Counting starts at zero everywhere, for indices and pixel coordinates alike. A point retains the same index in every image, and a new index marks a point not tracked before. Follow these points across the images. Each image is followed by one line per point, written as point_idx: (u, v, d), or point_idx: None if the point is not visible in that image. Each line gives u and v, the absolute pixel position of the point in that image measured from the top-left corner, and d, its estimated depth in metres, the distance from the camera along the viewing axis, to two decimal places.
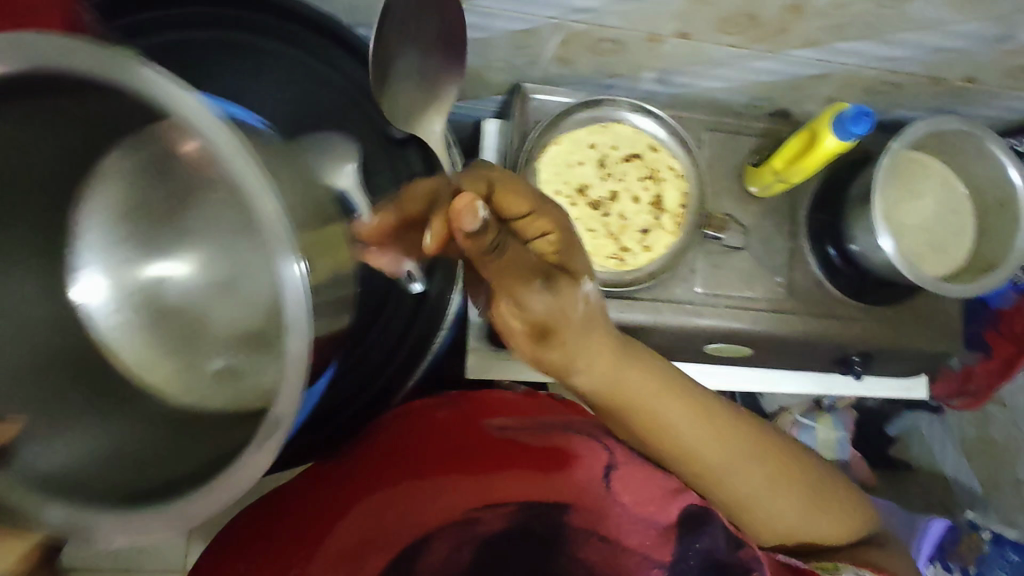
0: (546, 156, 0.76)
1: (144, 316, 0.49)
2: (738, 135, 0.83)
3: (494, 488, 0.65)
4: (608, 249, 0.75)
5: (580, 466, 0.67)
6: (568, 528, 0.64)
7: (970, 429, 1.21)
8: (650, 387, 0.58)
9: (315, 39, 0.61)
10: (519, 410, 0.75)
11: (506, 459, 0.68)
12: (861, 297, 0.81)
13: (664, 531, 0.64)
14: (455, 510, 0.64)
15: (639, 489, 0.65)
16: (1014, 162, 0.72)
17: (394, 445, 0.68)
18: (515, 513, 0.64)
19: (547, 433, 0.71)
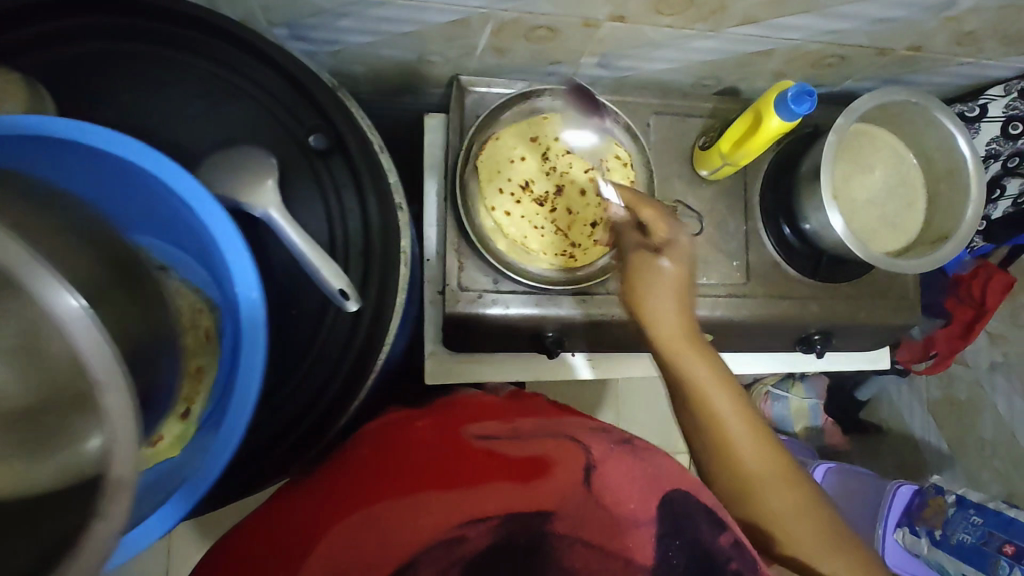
0: (486, 151, 0.73)
1: None
2: (687, 117, 0.81)
3: (487, 503, 0.49)
4: (557, 246, 0.73)
5: (557, 473, 0.52)
6: (553, 537, 0.48)
7: (936, 391, 1.22)
8: (713, 383, 0.61)
9: (219, 45, 0.56)
10: (493, 404, 0.66)
11: (471, 463, 0.52)
12: (817, 276, 0.80)
13: (668, 542, 0.50)
14: (429, 532, 0.46)
15: (637, 499, 0.52)
16: (962, 131, 0.71)
17: (348, 454, 0.56)
18: (499, 528, 0.47)
19: (523, 437, 0.57)
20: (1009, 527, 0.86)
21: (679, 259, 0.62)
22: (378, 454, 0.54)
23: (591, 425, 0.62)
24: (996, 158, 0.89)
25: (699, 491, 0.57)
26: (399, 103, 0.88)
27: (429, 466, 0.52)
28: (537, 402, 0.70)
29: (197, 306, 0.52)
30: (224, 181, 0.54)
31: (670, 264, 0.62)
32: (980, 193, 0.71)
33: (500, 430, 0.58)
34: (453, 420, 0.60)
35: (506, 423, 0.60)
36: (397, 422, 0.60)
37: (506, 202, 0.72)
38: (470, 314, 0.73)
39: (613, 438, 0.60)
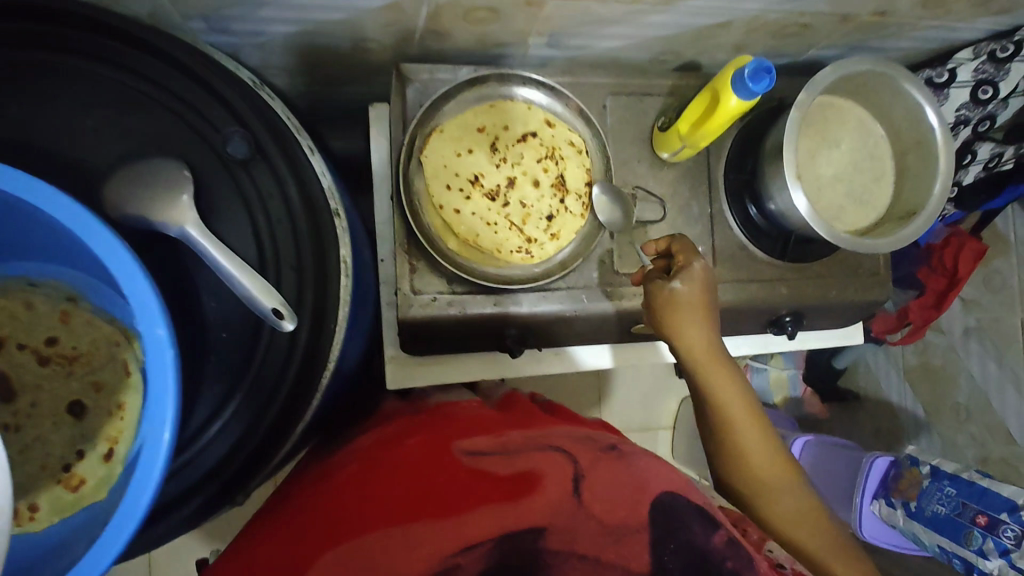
0: (432, 145, 0.68)
1: None
2: (646, 96, 0.77)
3: (472, 520, 0.45)
4: (512, 243, 0.69)
5: (546, 488, 0.48)
6: (546, 554, 0.45)
7: (912, 358, 1.20)
8: (733, 395, 0.67)
9: (134, 54, 0.53)
10: (486, 416, 0.63)
11: (458, 484, 0.48)
12: (785, 257, 0.78)
13: (663, 547, 0.47)
14: (425, 562, 0.42)
15: (627, 507, 0.48)
16: (930, 100, 0.68)
17: (334, 481, 0.52)
18: (492, 551, 0.44)
19: (512, 451, 0.53)
20: (982, 497, 0.86)
21: (693, 282, 0.65)
22: (366, 477, 0.50)
23: (579, 433, 0.59)
24: (966, 124, 0.86)
25: (687, 491, 0.53)
26: (342, 94, 0.83)
27: (419, 489, 0.48)
28: (530, 411, 0.68)
29: (112, 337, 0.48)
30: (133, 198, 0.50)
31: (682, 287, 0.65)
32: (948, 164, 0.68)
33: (487, 444, 0.54)
34: (442, 436, 0.56)
35: (495, 436, 0.56)
36: (387, 442, 0.56)
37: (455, 198, 0.68)
38: (425, 318, 0.69)
39: (602, 445, 0.57)
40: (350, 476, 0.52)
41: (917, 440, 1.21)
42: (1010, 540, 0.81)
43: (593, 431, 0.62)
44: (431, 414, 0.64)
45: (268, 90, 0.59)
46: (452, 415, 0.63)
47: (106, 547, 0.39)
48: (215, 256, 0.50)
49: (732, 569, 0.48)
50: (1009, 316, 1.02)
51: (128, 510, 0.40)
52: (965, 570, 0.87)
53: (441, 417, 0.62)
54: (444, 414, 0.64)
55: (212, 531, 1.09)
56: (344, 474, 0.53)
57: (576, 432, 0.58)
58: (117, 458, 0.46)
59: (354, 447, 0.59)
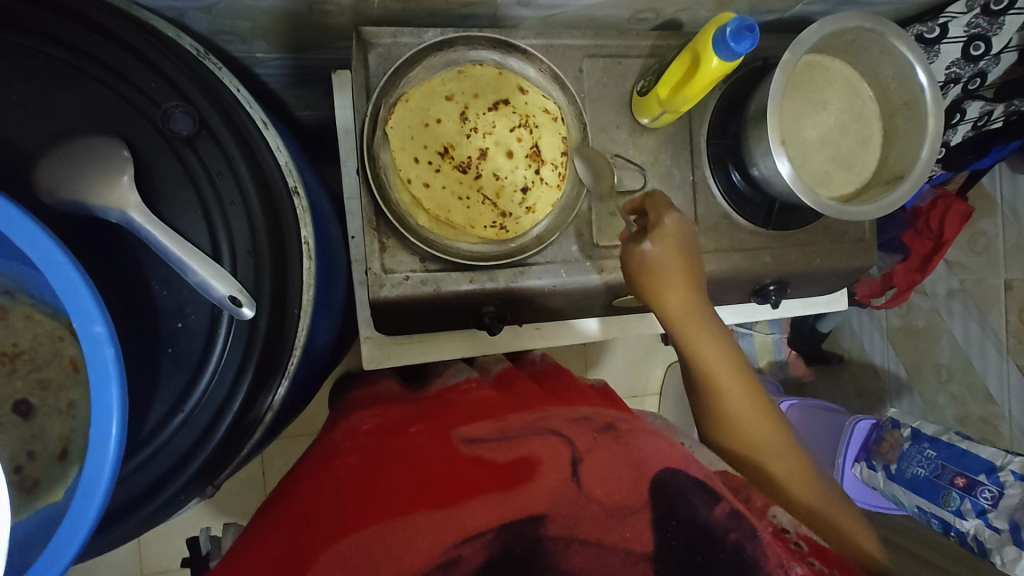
0: (398, 115, 0.64)
1: None
2: (626, 58, 0.73)
3: (458, 512, 0.42)
4: (487, 218, 0.66)
5: (544, 475, 0.45)
6: (548, 542, 0.41)
7: (896, 320, 1.20)
8: (719, 357, 0.65)
9: (66, 25, 0.49)
10: (485, 401, 0.62)
11: (454, 475, 0.46)
12: (768, 225, 0.75)
13: (665, 525, 0.43)
14: (424, 556, 0.39)
15: (628, 486, 0.45)
16: (920, 59, 0.65)
17: (333, 476, 0.51)
18: (494, 542, 0.40)
19: (510, 437, 0.51)
20: (961, 459, 0.87)
21: (665, 240, 0.63)
22: (365, 471, 0.48)
23: (575, 416, 0.56)
24: (956, 82, 0.84)
25: (688, 465, 0.50)
26: (302, 63, 0.77)
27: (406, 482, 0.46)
28: (529, 390, 0.66)
29: (55, 333, 0.45)
30: (70, 182, 0.47)
31: (652, 248, 0.63)
32: (937, 125, 0.66)
33: (488, 431, 0.53)
34: (443, 425, 0.56)
35: (495, 422, 0.55)
36: (389, 432, 0.56)
37: (424, 172, 0.64)
38: (398, 298, 0.67)
39: (597, 426, 0.54)
40: (349, 469, 0.50)
41: (898, 401, 1.22)
42: (987, 500, 0.82)
43: (589, 412, 0.58)
44: (436, 402, 0.64)
45: (214, 58, 0.55)
46: (454, 403, 0.62)
47: (59, 551, 0.38)
48: (151, 237, 0.47)
49: (737, 540, 0.43)
50: (991, 276, 1.01)
51: (74, 521, 0.38)
52: (943, 529, 0.88)
53: (444, 406, 0.62)
54: (446, 401, 0.63)
55: (197, 515, 1.08)
56: (343, 466, 0.51)
57: (568, 414, 0.56)
58: (70, 454, 0.43)
59: (354, 431, 0.59)
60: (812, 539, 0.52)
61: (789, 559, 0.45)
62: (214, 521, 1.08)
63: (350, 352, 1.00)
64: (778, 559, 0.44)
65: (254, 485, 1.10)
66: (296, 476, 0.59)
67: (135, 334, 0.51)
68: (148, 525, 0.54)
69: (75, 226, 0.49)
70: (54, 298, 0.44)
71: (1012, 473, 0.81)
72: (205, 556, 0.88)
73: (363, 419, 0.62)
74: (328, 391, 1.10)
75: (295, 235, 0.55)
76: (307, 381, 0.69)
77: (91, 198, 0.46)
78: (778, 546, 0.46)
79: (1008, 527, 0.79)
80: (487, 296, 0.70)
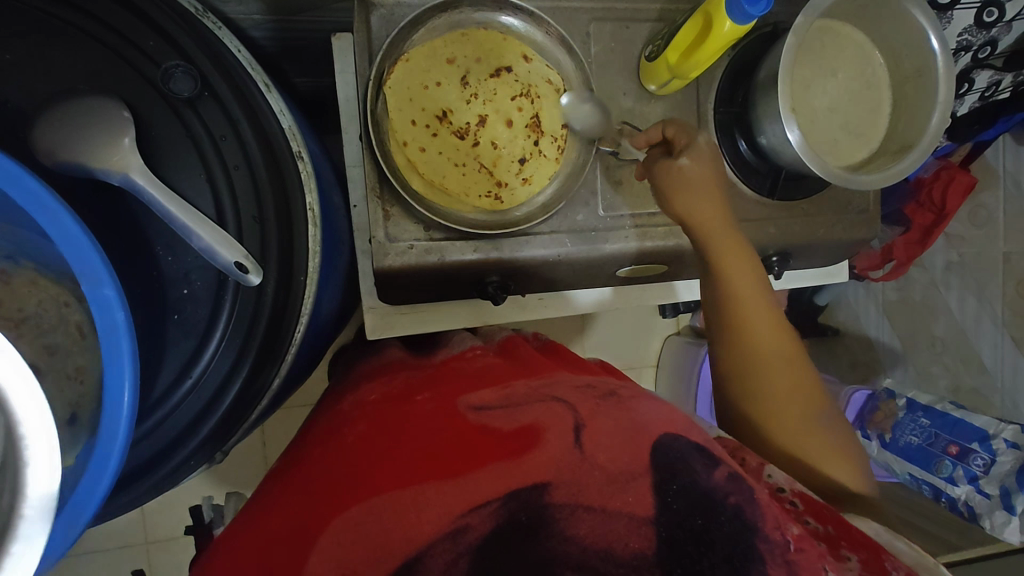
0: (399, 77, 0.63)
1: None
2: (635, 22, 0.71)
3: (463, 482, 0.42)
4: (481, 187, 0.66)
5: (547, 440, 0.45)
6: (551, 509, 0.41)
7: (892, 293, 1.21)
8: (751, 290, 0.65)
9: None
10: (491, 370, 0.62)
11: (460, 442, 0.46)
12: (772, 194, 0.75)
13: (667, 489, 0.43)
14: (432, 525, 0.40)
15: (630, 452, 0.45)
16: (934, 25, 0.64)
17: (342, 444, 0.51)
18: (500, 510, 0.41)
19: (515, 403, 0.51)
20: (953, 428, 0.89)
21: (699, 158, 0.66)
22: (374, 438, 0.49)
23: (579, 382, 0.57)
24: (968, 50, 0.82)
25: (688, 430, 0.50)
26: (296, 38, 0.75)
27: (417, 449, 0.46)
28: (532, 358, 0.66)
29: (62, 298, 0.44)
30: (70, 143, 0.45)
31: (689, 164, 0.66)
32: (948, 93, 0.65)
33: (493, 397, 0.53)
34: (449, 393, 0.56)
35: (501, 388, 0.55)
36: (396, 399, 0.56)
37: (421, 135, 0.64)
38: (403, 267, 0.66)
39: (600, 392, 0.54)
40: (359, 435, 0.51)
41: (892, 372, 1.23)
42: (979, 467, 0.85)
43: (592, 378, 0.59)
44: (440, 370, 0.64)
45: (214, 17, 0.53)
46: (459, 370, 0.63)
47: (71, 520, 0.38)
48: (151, 202, 0.46)
49: (736, 504, 0.44)
50: (990, 249, 1.01)
51: (86, 493, 0.37)
52: (933, 496, 0.91)
53: (447, 374, 0.62)
54: (451, 369, 0.63)
55: (200, 483, 1.09)
56: (352, 434, 0.52)
57: (573, 383, 0.55)
58: (79, 420, 0.42)
59: (360, 400, 0.59)
60: (808, 495, 0.52)
61: (788, 519, 0.46)
62: (216, 490, 1.09)
63: (351, 324, 1.00)
64: (775, 521, 0.45)
65: (255, 454, 1.11)
66: (304, 445, 0.60)
67: (141, 300, 0.51)
68: (160, 490, 0.54)
69: (78, 189, 0.49)
70: (58, 262, 0.43)
71: (1005, 441, 0.82)
72: (208, 523, 0.89)
73: (368, 388, 0.63)
74: (328, 362, 1.11)
75: (300, 201, 0.55)
76: (311, 348, 0.69)
77: (89, 159, 0.45)
78: (776, 506, 0.47)
79: (998, 492, 0.82)
80: (490, 266, 0.69)
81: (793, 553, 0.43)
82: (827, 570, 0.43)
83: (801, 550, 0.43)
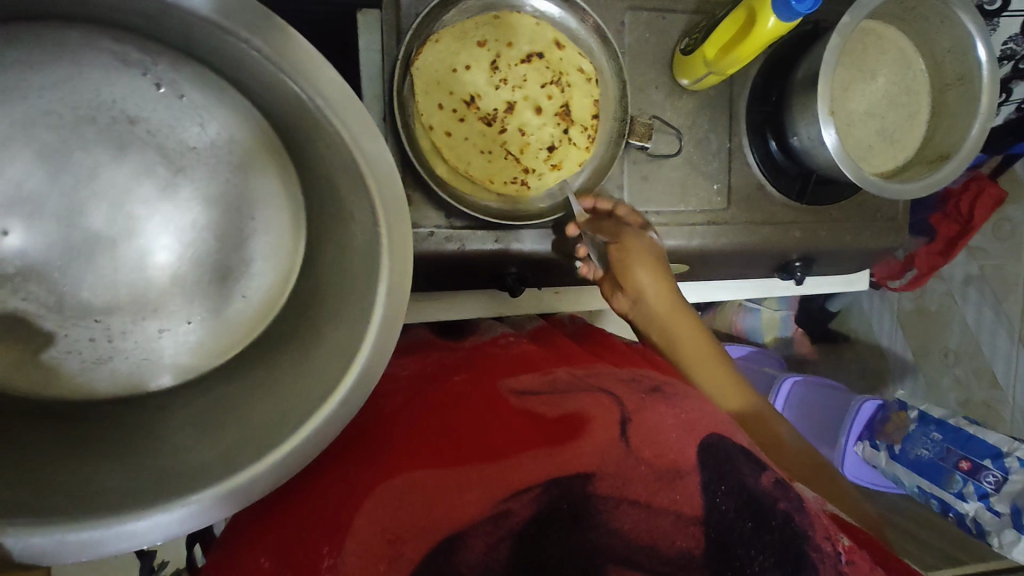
0: (427, 57, 0.61)
1: (152, 297, 0.46)
2: (669, 14, 0.69)
3: (505, 469, 0.41)
4: (508, 172, 0.65)
5: (592, 431, 0.44)
6: (596, 500, 0.40)
7: (907, 302, 1.19)
8: (702, 349, 0.63)
9: None
10: (527, 357, 0.60)
11: (505, 429, 0.46)
12: (802, 198, 0.73)
13: (716, 489, 0.41)
14: (474, 507, 0.39)
15: (677, 448, 0.43)
16: (981, 30, 0.62)
17: (380, 426, 0.50)
18: (542, 497, 0.40)
19: (563, 392, 0.50)
20: (966, 442, 0.88)
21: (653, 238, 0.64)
22: (417, 420, 0.48)
23: (624, 375, 0.55)
24: (1010, 59, 0.83)
25: (732, 432, 0.48)
26: (320, 14, 0.73)
27: (460, 438, 0.45)
28: (569, 349, 0.64)
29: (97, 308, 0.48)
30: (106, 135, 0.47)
31: (646, 238, 0.63)
32: (991, 102, 0.63)
33: (539, 383, 0.53)
34: (490, 377, 0.55)
35: (544, 375, 0.55)
36: (433, 379, 0.56)
37: (447, 119, 0.62)
38: (422, 254, 0.65)
39: (645, 387, 0.52)
40: (397, 415, 0.50)
41: (904, 381, 1.22)
42: (990, 484, 0.83)
43: (638, 372, 0.57)
44: (470, 353, 0.63)
45: None
46: (493, 356, 0.61)
47: None
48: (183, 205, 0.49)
49: (785, 510, 0.42)
50: (1012, 264, 0.99)
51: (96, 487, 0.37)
52: (942, 509, 0.90)
53: (483, 358, 0.61)
54: (484, 353, 0.62)
55: None
56: (389, 415, 0.51)
57: (618, 377, 0.54)
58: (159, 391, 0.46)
59: (391, 375, 0.59)
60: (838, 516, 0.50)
61: (836, 531, 0.44)
62: None
63: None
64: (825, 532, 0.43)
65: None
66: None
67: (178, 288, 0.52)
68: None
69: None
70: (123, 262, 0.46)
71: (1018, 459, 0.82)
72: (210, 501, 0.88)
73: (396, 367, 0.61)
74: None
75: None
76: None
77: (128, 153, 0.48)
78: (824, 518, 0.45)
79: (1009, 510, 0.80)
80: (512, 256, 0.68)
81: (844, 566, 0.40)
82: None
83: (852, 561, 0.41)
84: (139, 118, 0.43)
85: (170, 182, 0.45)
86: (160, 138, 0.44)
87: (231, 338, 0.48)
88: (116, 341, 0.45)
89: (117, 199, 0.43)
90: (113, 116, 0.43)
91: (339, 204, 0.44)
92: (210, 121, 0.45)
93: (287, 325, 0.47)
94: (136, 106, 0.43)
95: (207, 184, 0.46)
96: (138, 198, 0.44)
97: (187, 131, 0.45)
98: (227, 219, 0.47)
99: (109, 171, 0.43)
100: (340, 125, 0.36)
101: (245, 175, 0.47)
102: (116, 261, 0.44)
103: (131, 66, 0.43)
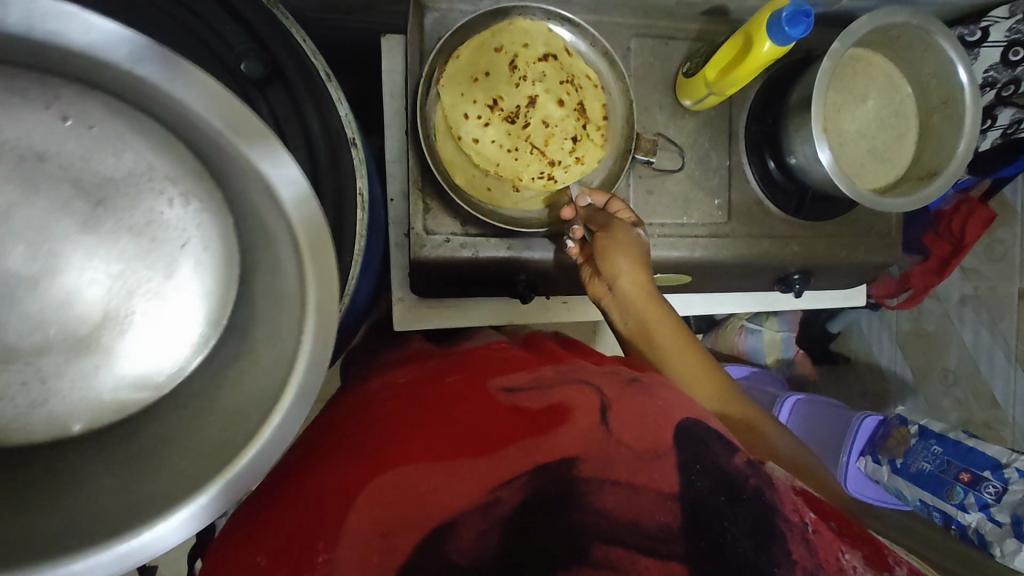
0: (450, 70, 0.66)
1: (77, 363, 0.34)
2: (671, 40, 0.74)
3: (492, 459, 0.44)
4: (534, 168, 0.68)
5: (576, 419, 0.47)
6: (581, 482, 0.42)
7: (905, 322, 1.22)
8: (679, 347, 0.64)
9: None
10: (516, 359, 0.63)
11: (491, 420, 0.48)
12: (799, 212, 0.77)
13: (691, 468, 0.44)
14: (461, 495, 0.41)
15: (656, 431, 0.46)
16: (962, 58, 0.66)
17: (378, 415, 0.52)
18: (530, 482, 0.42)
19: (545, 386, 0.53)
20: (966, 455, 0.90)
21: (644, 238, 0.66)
22: (405, 409, 0.51)
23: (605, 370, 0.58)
24: (992, 86, 0.88)
25: (706, 417, 0.51)
26: (348, 38, 0.79)
27: (447, 425, 0.47)
28: (555, 352, 0.68)
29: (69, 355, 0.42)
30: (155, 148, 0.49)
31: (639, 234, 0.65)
32: (973, 124, 0.67)
33: (522, 379, 0.55)
34: (479, 375, 0.58)
35: (529, 373, 0.57)
36: (426, 380, 0.58)
37: (475, 125, 0.66)
38: (437, 259, 0.69)
39: (625, 379, 0.55)
40: (391, 407, 0.53)
41: (904, 401, 1.24)
42: (991, 495, 0.85)
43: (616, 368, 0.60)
44: (467, 356, 0.66)
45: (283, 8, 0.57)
46: (484, 357, 0.64)
47: None
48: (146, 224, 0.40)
49: (756, 485, 0.45)
50: (1004, 284, 1.02)
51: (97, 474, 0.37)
52: (945, 522, 0.90)
53: (479, 359, 0.63)
54: (477, 356, 0.65)
55: None
56: (386, 407, 0.53)
57: (602, 373, 0.57)
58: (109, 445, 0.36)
59: (389, 380, 0.61)
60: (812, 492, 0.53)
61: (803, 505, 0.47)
62: None
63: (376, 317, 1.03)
64: (792, 505, 0.46)
65: None
66: (324, 423, 0.60)
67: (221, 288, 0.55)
68: None
69: None
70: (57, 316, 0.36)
71: (1018, 470, 0.84)
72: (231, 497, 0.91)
73: (400, 371, 0.63)
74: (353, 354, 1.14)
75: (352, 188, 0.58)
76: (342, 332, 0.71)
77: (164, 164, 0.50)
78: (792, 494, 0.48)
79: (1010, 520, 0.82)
80: (522, 263, 0.72)
81: (810, 535, 0.44)
82: (845, 551, 0.44)
83: (817, 532, 0.44)
84: (48, 152, 0.31)
85: (92, 217, 0.32)
86: (75, 171, 0.32)
87: (176, 382, 0.38)
88: (45, 401, 0.34)
89: (33, 238, 0.31)
90: (16, 152, 0.30)
91: (267, 233, 0.36)
92: (126, 147, 0.33)
93: (234, 357, 0.38)
94: (42, 138, 0.31)
95: (135, 215, 0.33)
96: (57, 239, 0.31)
97: (103, 161, 0.33)
98: (162, 250, 0.34)
99: (25, 214, 0.31)
100: (244, 152, 0.31)
101: (173, 204, 0.35)
102: (26, 325, 0.32)
103: (25, 96, 0.31)
